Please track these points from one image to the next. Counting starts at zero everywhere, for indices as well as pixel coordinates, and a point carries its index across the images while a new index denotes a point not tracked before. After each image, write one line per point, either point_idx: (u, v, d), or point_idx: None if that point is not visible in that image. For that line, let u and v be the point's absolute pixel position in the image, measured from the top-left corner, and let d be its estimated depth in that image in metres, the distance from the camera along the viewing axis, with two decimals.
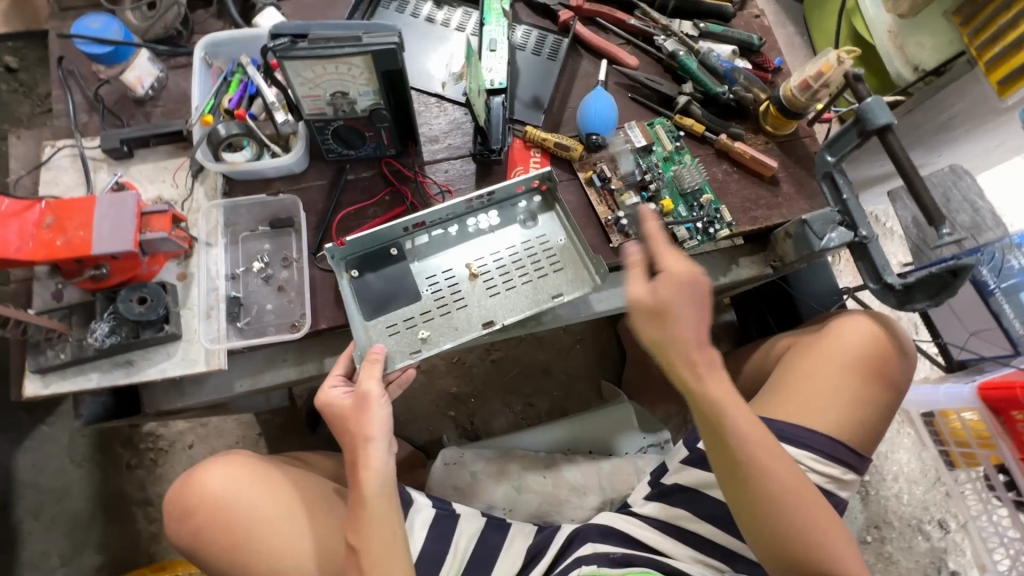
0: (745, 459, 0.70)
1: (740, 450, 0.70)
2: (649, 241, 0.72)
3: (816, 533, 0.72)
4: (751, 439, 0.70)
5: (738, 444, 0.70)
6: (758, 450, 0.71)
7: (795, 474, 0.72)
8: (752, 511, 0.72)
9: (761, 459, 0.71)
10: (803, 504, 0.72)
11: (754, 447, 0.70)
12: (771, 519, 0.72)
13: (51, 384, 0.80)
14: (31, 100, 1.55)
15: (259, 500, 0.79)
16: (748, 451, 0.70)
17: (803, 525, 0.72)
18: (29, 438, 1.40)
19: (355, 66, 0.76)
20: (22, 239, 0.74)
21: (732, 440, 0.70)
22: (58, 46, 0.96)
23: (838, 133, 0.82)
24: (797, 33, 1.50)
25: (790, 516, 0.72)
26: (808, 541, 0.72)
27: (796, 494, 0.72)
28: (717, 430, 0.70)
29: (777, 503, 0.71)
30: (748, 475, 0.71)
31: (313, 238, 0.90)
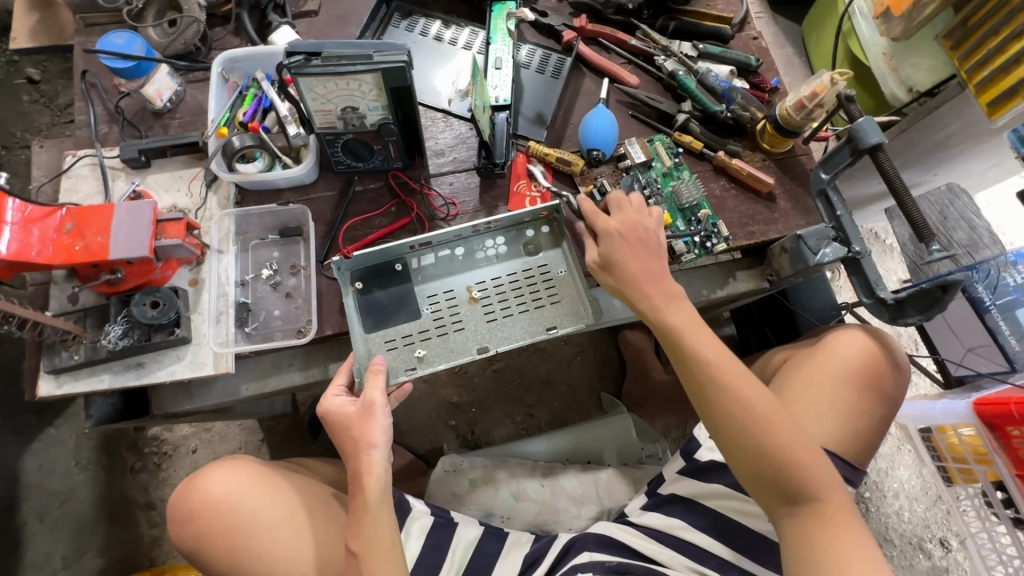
0: (709, 374, 0.75)
1: (702, 365, 0.75)
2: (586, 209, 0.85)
3: (796, 460, 0.70)
4: (714, 356, 0.75)
5: (700, 359, 0.75)
6: (722, 366, 0.75)
7: (765, 401, 0.73)
8: (723, 432, 0.74)
9: (725, 375, 0.74)
10: (776, 426, 0.72)
11: (716, 364, 0.75)
12: (741, 438, 0.72)
13: (64, 385, 0.82)
14: (51, 111, 1.61)
15: (262, 505, 0.80)
16: (709, 366, 0.75)
17: (779, 448, 0.71)
18: (36, 440, 1.43)
19: (366, 83, 0.79)
20: (43, 243, 0.77)
21: (694, 356, 0.76)
22: (83, 60, 1.00)
23: (832, 150, 0.85)
24: (796, 54, 1.54)
25: (761, 437, 0.71)
26: (791, 471, 0.71)
27: (766, 413, 0.72)
28: (680, 346, 0.77)
29: (747, 422, 0.72)
30: (713, 391, 0.74)
31: (321, 247, 0.93)
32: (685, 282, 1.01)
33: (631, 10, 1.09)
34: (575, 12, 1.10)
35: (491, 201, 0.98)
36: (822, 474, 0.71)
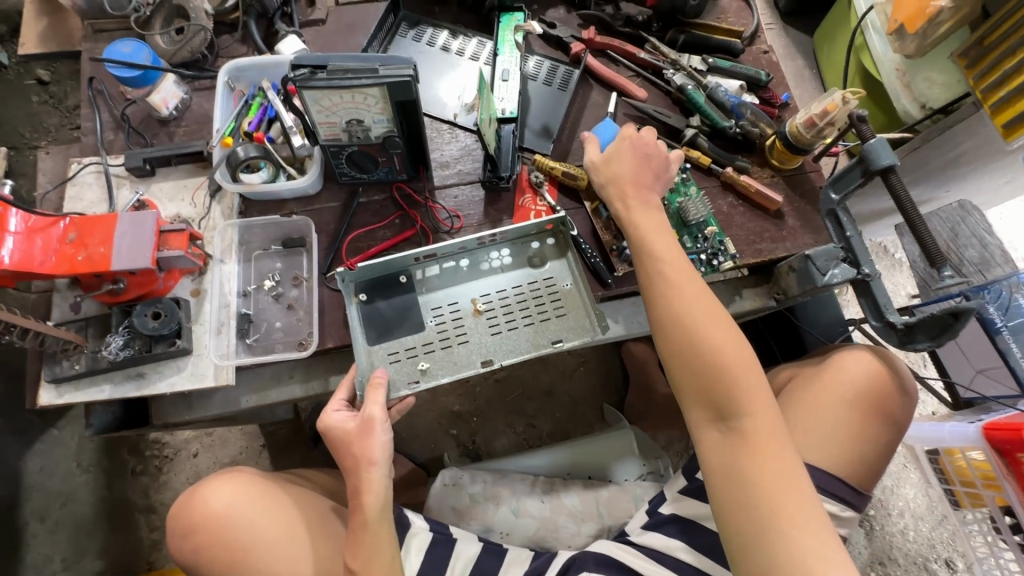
0: (667, 284, 0.74)
1: (660, 275, 0.75)
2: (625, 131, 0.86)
3: (735, 376, 0.69)
4: (676, 270, 0.75)
5: (660, 271, 0.75)
6: (682, 279, 0.74)
7: (713, 310, 0.73)
8: (667, 343, 0.73)
9: (682, 288, 0.73)
10: (722, 343, 0.71)
11: (674, 276, 0.74)
12: (682, 350, 0.71)
13: (65, 394, 0.82)
14: (60, 113, 1.61)
15: (261, 521, 0.79)
16: (669, 273, 0.74)
17: (718, 364, 0.70)
18: (39, 441, 1.43)
19: (371, 96, 0.79)
20: (45, 253, 0.77)
21: (654, 267, 0.75)
22: (89, 67, 1.00)
23: (842, 170, 0.84)
24: (807, 66, 1.52)
25: (703, 350, 0.70)
26: (724, 380, 0.69)
27: (715, 331, 0.71)
28: (643, 259, 0.77)
29: (692, 333, 0.71)
30: (665, 301, 0.73)
31: (324, 259, 0.93)
32: None
33: (640, 23, 1.08)
34: (583, 23, 1.09)
35: (495, 214, 0.97)
36: (759, 398, 0.69)
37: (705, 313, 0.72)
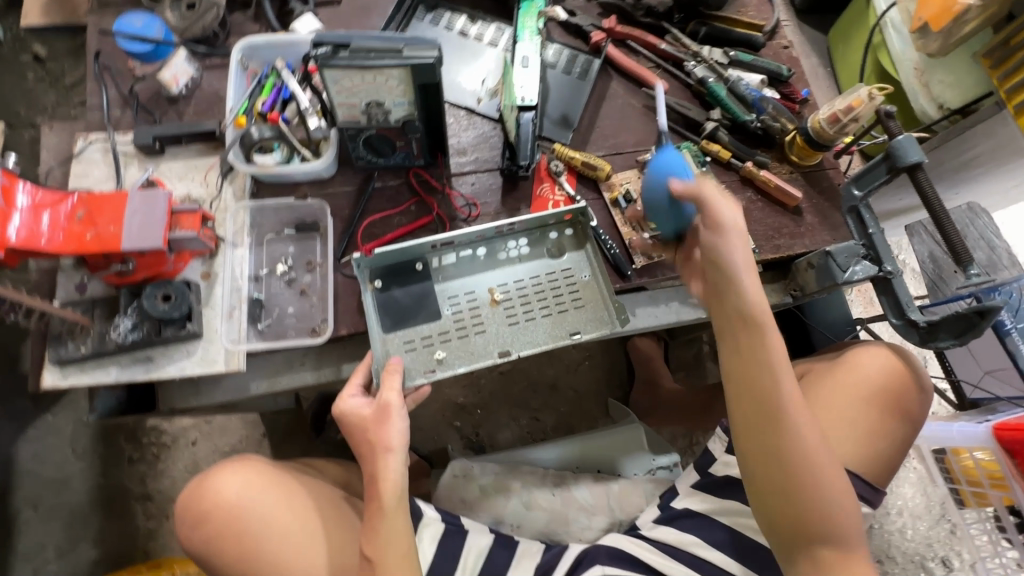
0: (785, 417, 0.70)
1: (776, 402, 0.70)
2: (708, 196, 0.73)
3: (837, 500, 0.71)
4: (792, 397, 0.71)
5: (777, 400, 0.70)
6: (797, 407, 0.71)
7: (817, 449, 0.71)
8: (769, 469, 0.71)
9: (799, 421, 0.70)
10: (827, 472, 0.71)
11: (787, 401, 0.71)
12: (787, 478, 0.71)
13: (69, 376, 0.79)
14: (57, 90, 1.56)
15: (274, 511, 0.77)
16: (781, 416, 0.70)
17: (822, 492, 0.71)
18: (32, 426, 1.39)
19: (393, 78, 0.76)
20: (53, 231, 0.74)
21: (768, 395, 0.71)
22: (96, 40, 0.97)
23: (866, 167, 0.83)
24: (821, 64, 1.52)
25: (813, 480, 0.70)
26: (824, 519, 0.71)
27: (821, 461, 0.71)
28: (751, 378, 0.72)
29: (800, 468, 0.70)
30: (777, 431, 0.71)
31: (338, 244, 0.91)
32: None
33: (662, 13, 1.06)
34: (603, 12, 1.08)
35: (513, 203, 0.96)
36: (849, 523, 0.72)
37: (818, 445, 0.71)
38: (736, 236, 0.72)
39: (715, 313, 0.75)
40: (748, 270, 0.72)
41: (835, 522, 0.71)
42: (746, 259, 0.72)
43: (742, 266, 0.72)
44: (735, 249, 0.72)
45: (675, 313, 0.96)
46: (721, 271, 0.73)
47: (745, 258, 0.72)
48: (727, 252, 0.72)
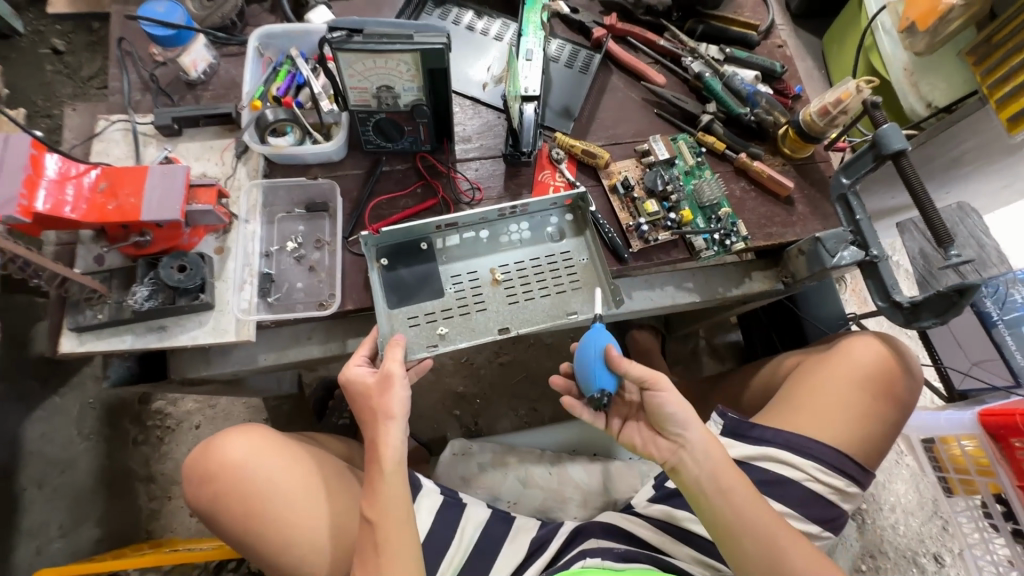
0: (775, 553, 0.74)
1: (765, 541, 0.74)
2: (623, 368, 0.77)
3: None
4: (775, 531, 0.75)
5: (764, 539, 0.75)
6: (769, 527, 0.75)
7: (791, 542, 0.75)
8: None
9: (789, 555, 0.75)
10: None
11: (773, 539, 0.75)
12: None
13: (86, 343, 0.83)
14: (74, 82, 1.61)
15: (278, 471, 0.80)
16: (751, 539, 0.75)
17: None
18: (39, 407, 1.41)
19: (404, 62, 0.81)
20: (77, 200, 0.78)
21: (756, 540, 0.75)
22: (120, 27, 1.01)
23: (854, 156, 0.87)
24: (816, 67, 1.57)
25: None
26: None
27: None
28: (740, 535, 0.75)
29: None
30: (773, 569, 0.74)
31: (346, 223, 0.94)
32: (703, 278, 1.03)
33: (661, 12, 1.11)
34: (605, 11, 1.13)
35: (515, 188, 0.99)
36: None
37: (813, 569, 0.75)
38: (668, 391, 0.76)
39: (692, 497, 0.77)
40: (692, 421, 0.77)
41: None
42: (684, 412, 0.76)
43: (684, 420, 0.77)
44: (670, 401, 0.76)
45: (668, 297, 1.01)
46: (670, 426, 0.78)
47: (683, 409, 0.76)
48: (662, 402, 0.76)
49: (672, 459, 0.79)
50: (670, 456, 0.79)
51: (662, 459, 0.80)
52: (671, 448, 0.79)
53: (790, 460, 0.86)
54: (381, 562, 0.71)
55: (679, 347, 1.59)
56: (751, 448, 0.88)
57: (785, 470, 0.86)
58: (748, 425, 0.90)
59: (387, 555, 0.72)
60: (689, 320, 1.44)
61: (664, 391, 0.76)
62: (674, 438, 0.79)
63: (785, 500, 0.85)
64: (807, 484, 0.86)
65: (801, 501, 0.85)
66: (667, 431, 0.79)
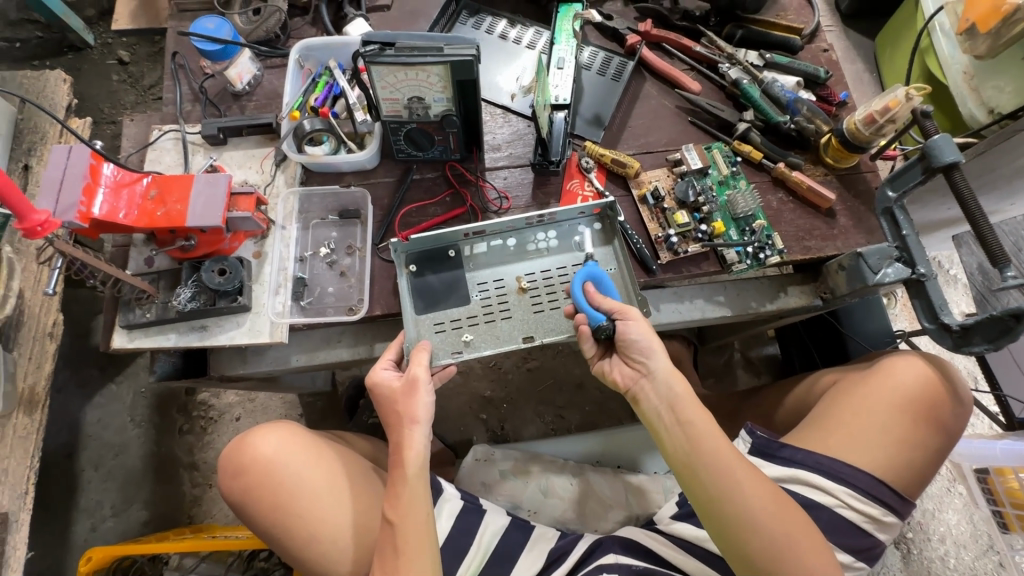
0: (733, 489, 0.72)
1: (724, 476, 0.73)
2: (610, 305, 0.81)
3: (806, 557, 0.71)
4: (735, 466, 0.73)
5: (722, 472, 0.73)
6: (725, 458, 0.73)
7: (747, 476, 0.73)
8: (736, 541, 0.72)
9: (748, 494, 0.72)
10: (793, 532, 0.72)
11: (729, 468, 0.73)
12: (755, 548, 0.72)
13: (135, 339, 0.88)
14: (136, 91, 1.72)
15: (306, 469, 0.83)
16: (705, 467, 0.73)
17: (792, 553, 0.71)
18: (98, 394, 1.51)
19: (434, 74, 0.82)
20: (129, 207, 0.83)
21: (715, 473, 0.73)
22: (174, 42, 1.08)
23: (901, 169, 0.83)
24: (867, 70, 1.52)
25: (779, 544, 0.71)
26: (782, 546, 0.71)
27: (784, 522, 0.72)
28: (698, 468, 0.73)
29: (760, 529, 0.71)
30: (728, 505, 0.72)
31: (377, 230, 0.97)
32: (735, 292, 1.00)
33: (697, 17, 1.09)
34: (640, 16, 1.11)
35: (543, 197, 0.99)
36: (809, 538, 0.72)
37: (771, 509, 0.72)
38: (636, 319, 0.79)
39: (652, 428, 0.78)
40: (656, 349, 0.78)
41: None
42: (649, 339, 0.78)
43: (650, 347, 0.78)
44: (636, 328, 0.78)
45: (697, 310, 0.99)
46: (634, 351, 0.79)
47: (648, 337, 0.78)
48: (627, 329, 0.78)
49: (634, 388, 0.81)
50: (631, 384, 0.81)
51: (624, 387, 0.82)
52: (634, 376, 0.81)
53: (823, 486, 0.82)
54: (399, 564, 0.72)
55: (712, 359, 1.56)
56: (780, 468, 0.85)
57: (817, 494, 0.82)
58: (777, 445, 0.87)
59: (404, 557, 0.72)
60: (723, 332, 1.40)
61: (633, 319, 0.79)
62: (637, 365, 0.80)
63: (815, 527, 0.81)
64: (840, 511, 0.82)
65: (832, 529, 0.81)
66: (630, 355, 0.80)
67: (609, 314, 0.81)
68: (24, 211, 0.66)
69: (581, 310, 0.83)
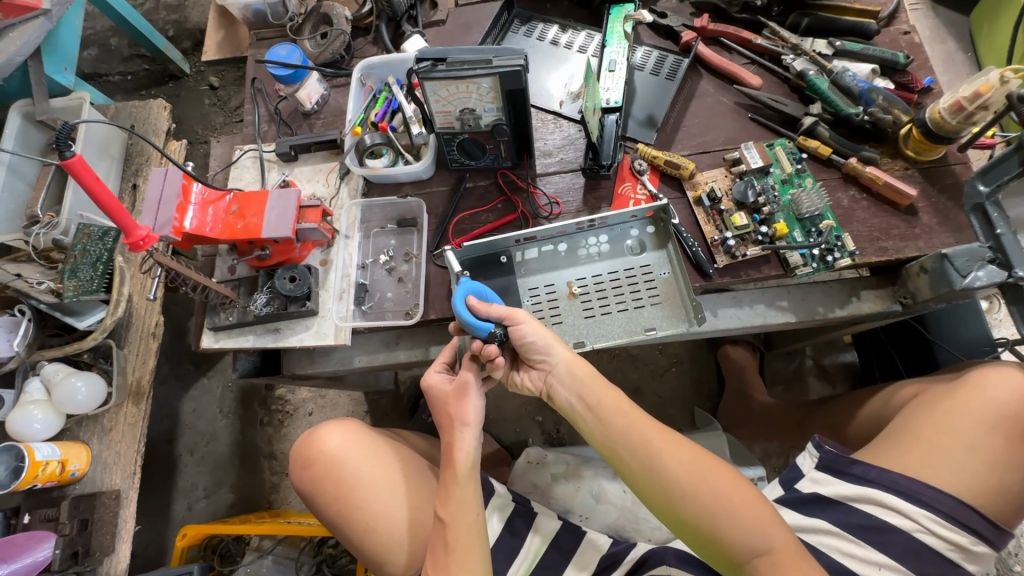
0: (652, 460, 0.71)
1: (640, 447, 0.72)
2: (503, 312, 0.76)
3: (747, 520, 0.68)
4: (650, 434, 0.73)
5: (640, 446, 0.72)
6: (637, 432, 0.73)
7: (667, 445, 0.72)
8: (671, 514, 0.71)
9: (667, 460, 0.71)
10: (725, 493, 0.69)
11: (643, 439, 0.73)
12: (693, 518, 0.69)
13: (221, 340, 0.98)
14: (225, 112, 1.90)
15: (368, 464, 0.89)
16: (617, 443, 0.74)
17: (731, 518, 0.68)
18: (193, 387, 1.67)
19: (483, 86, 0.84)
20: (214, 221, 0.92)
21: (631, 447, 0.73)
22: (253, 69, 1.17)
23: (997, 158, 0.75)
24: (960, 49, 1.41)
25: (714, 512, 0.68)
26: (717, 517, 0.68)
27: (712, 489, 0.69)
28: (616, 446, 0.74)
29: (689, 498, 0.69)
30: (651, 477, 0.71)
31: (432, 237, 1.01)
32: (800, 296, 0.95)
33: (759, 8, 1.04)
34: (696, 12, 1.07)
35: (594, 202, 0.99)
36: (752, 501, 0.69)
37: (695, 476, 0.70)
38: (527, 320, 0.76)
39: (570, 419, 0.78)
40: (552, 343, 0.77)
41: (757, 536, 0.67)
42: (543, 337, 0.77)
43: (545, 344, 0.77)
44: (529, 330, 0.76)
45: (758, 316, 0.94)
46: (534, 353, 0.78)
47: (541, 335, 0.77)
48: (522, 333, 0.76)
49: (545, 386, 0.80)
50: (543, 383, 0.81)
51: (537, 389, 0.82)
52: (542, 376, 0.80)
53: (898, 507, 0.76)
54: (450, 561, 0.75)
55: (780, 365, 1.47)
56: (850, 486, 0.80)
57: (892, 516, 0.76)
58: (847, 460, 0.82)
59: (454, 554, 0.75)
60: (792, 338, 1.32)
61: (523, 321, 0.76)
62: (542, 365, 0.79)
63: (889, 552, 0.75)
64: (920, 536, 0.74)
65: (912, 556, 0.74)
66: (533, 359, 0.79)
67: (498, 321, 0.76)
68: (129, 227, 0.74)
69: (468, 326, 0.75)
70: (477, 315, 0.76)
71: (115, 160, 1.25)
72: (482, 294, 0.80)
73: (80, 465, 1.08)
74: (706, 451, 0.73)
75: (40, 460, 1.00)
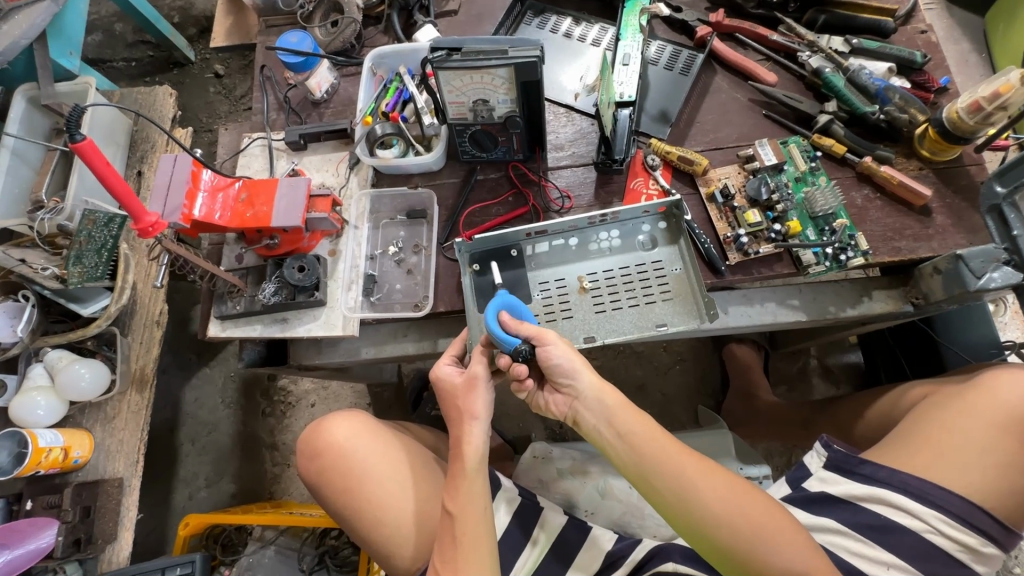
0: (688, 491, 0.70)
1: (674, 478, 0.71)
2: (534, 330, 0.74)
3: (785, 546, 0.68)
4: (684, 464, 0.71)
5: (674, 475, 0.71)
6: (670, 462, 0.71)
7: (700, 475, 0.71)
8: (706, 543, 0.70)
9: (703, 491, 0.70)
10: (762, 522, 0.69)
11: (677, 469, 0.71)
12: (728, 545, 0.69)
13: (227, 329, 0.97)
14: (230, 100, 1.88)
15: (375, 455, 0.88)
16: (650, 473, 0.72)
17: (769, 546, 0.68)
18: (195, 376, 1.67)
19: (498, 76, 0.83)
20: (223, 209, 0.91)
21: (666, 477, 0.71)
22: (263, 56, 1.16)
23: (1013, 161, 0.75)
24: (974, 51, 1.41)
25: (753, 541, 0.69)
26: (757, 547, 0.68)
27: (749, 518, 0.69)
28: (649, 475, 0.72)
29: (727, 528, 0.69)
30: (687, 507, 0.70)
31: (442, 230, 1.00)
32: (811, 295, 0.94)
33: (775, 3, 1.03)
34: (711, 7, 1.06)
35: (606, 196, 0.98)
36: (786, 527, 0.69)
37: (731, 506, 0.70)
38: (557, 341, 0.74)
39: (597, 447, 0.76)
40: (580, 368, 0.74)
41: (791, 557, 0.68)
42: (571, 360, 0.73)
43: (571, 369, 0.74)
44: (557, 351, 0.73)
45: (768, 314, 0.94)
46: (559, 376, 0.75)
47: (570, 357, 0.74)
48: (550, 355, 0.73)
49: (569, 411, 0.77)
50: (567, 408, 0.77)
51: (561, 414, 0.78)
52: (566, 401, 0.77)
53: (908, 507, 0.75)
54: (458, 555, 0.75)
55: (785, 365, 1.47)
56: (859, 486, 0.80)
57: (898, 516, 0.76)
58: (857, 460, 0.81)
59: (462, 547, 0.75)
60: (797, 337, 1.32)
61: (553, 342, 0.74)
62: (567, 390, 0.76)
63: (898, 552, 0.74)
64: (929, 537, 0.74)
65: (921, 556, 0.74)
66: (557, 382, 0.76)
67: (528, 338, 0.75)
68: (137, 214, 0.73)
69: (497, 339, 0.75)
70: (507, 328, 0.75)
71: (119, 146, 1.24)
72: (516, 309, 0.79)
73: (83, 453, 1.07)
74: (736, 477, 0.73)
75: (43, 446, 0.99)
